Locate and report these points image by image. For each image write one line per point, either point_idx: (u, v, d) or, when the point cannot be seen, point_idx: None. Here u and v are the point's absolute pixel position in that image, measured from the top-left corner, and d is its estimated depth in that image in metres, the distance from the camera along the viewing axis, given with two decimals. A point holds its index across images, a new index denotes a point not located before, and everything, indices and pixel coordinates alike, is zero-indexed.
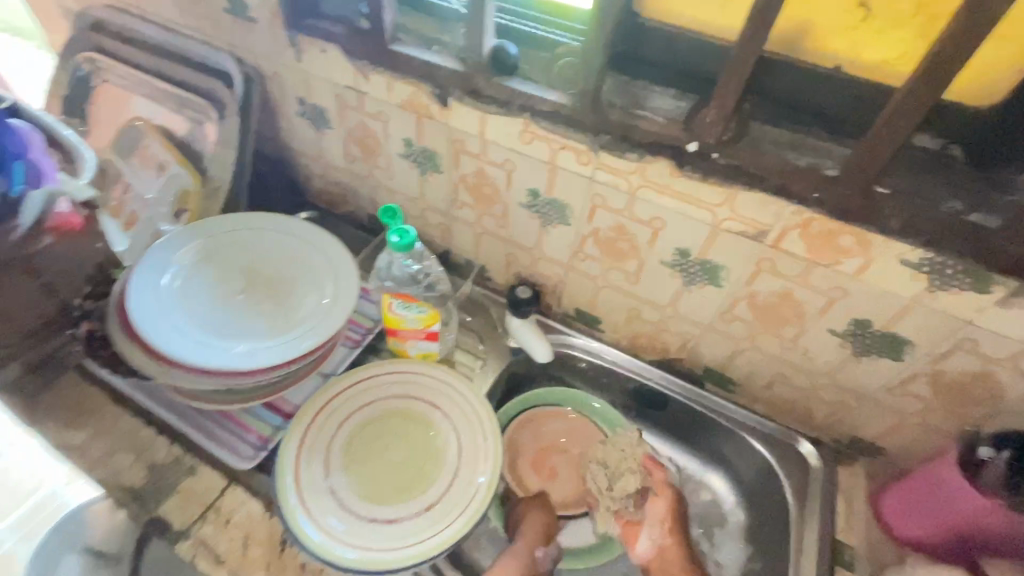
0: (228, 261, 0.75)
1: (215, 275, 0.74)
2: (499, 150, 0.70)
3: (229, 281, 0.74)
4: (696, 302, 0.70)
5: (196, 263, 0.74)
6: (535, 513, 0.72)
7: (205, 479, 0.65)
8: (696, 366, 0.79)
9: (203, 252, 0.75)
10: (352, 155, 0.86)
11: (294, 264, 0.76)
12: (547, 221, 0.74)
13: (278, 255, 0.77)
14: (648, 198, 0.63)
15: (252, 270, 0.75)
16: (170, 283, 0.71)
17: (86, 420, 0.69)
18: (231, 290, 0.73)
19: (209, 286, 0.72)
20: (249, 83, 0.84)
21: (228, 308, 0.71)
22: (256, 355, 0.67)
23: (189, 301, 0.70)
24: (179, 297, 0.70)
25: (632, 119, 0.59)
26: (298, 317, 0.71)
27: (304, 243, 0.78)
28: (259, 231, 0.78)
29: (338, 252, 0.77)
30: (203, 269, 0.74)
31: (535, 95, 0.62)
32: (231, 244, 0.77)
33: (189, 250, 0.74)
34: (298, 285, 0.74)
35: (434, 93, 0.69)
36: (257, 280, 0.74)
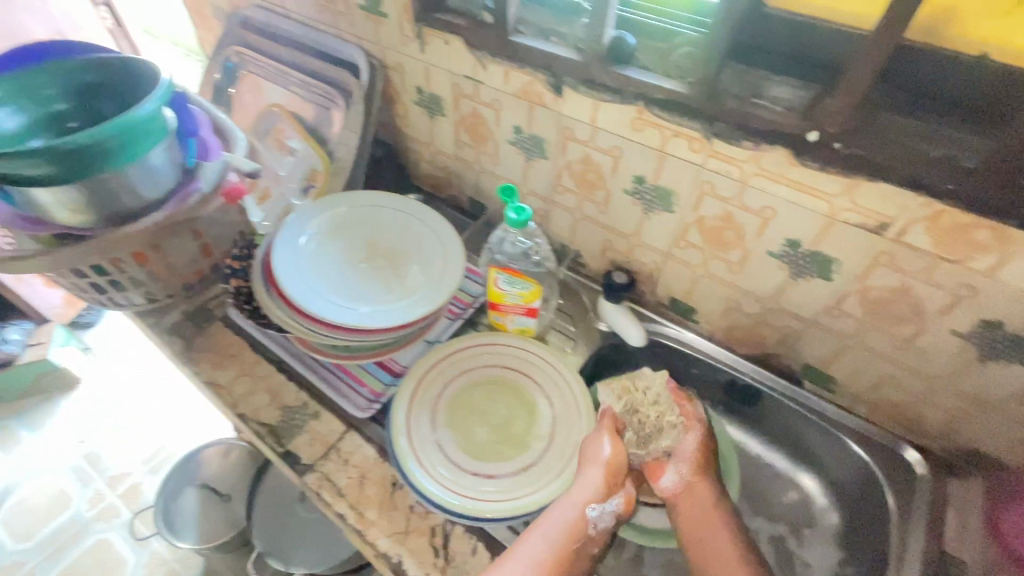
0: (352, 234, 0.84)
1: (341, 245, 0.82)
2: (608, 137, 0.73)
3: (353, 251, 0.82)
4: (801, 295, 0.70)
5: (326, 232, 0.83)
6: (592, 450, 0.66)
7: (328, 422, 0.74)
8: (795, 363, 0.78)
9: (331, 224, 0.84)
10: (462, 142, 0.92)
11: (408, 239, 0.84)
12: (649, 208, 0.76)
13: (394, 230, 0.85)
14: (761, 187, 0.64)
15: (372, 243, 0.83)
16: (306, 248, 0.80)
17: (230, 362, 0.80)
18: (354, 259, 0.81)
19: (336, 253, 0.81)
20: (373, 72, 0.92)
21: (352, 274, 0.79)
22: (378, 315, 0.74)
23: (321, 265, 0.79)
24: (313, 260, 0.79)
25: (751, 107, 0.60)
26: (413, 286, 0.79)
27: (417, 221, 0.85)
28: (378, 208, 0.86)
29: (447, 231, 0.83)
30: (332, 239, 0.83)
31: (651, 83, 0.64)
32: (355, 218, 0.85)
33: (320, 221, 0.84)
34: (412, 258, 0.82)
35: (550, 82, 0.73)
36: (376, 252, 0.82)
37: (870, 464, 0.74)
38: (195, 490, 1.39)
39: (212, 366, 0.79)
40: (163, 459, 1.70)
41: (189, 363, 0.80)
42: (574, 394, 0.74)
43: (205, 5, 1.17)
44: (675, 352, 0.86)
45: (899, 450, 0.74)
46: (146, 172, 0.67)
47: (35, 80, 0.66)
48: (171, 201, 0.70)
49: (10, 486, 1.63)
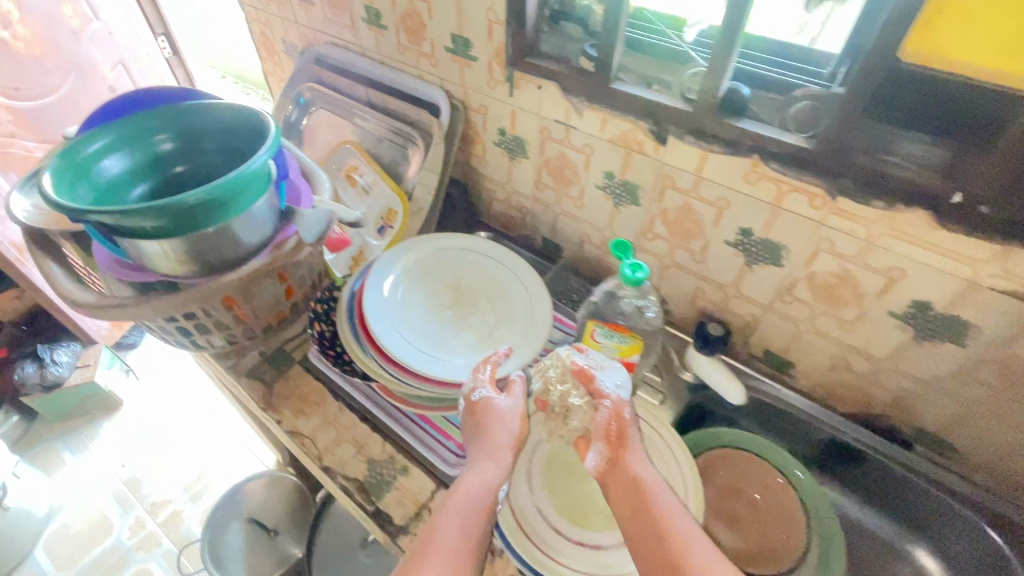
0: (436, 278, 0.82)
1: (426, 289, 0.81)
2: (713, 188, 0.70)
3: (438, 296, 0.80)
4: (924, 358, 0.66)
5: (411, 277, 0.81)
6: (497, 418, 0.63)
7: (419, 479, 0.71)
8: (908, 427, 0.74)
9: (414, 268, 0.82)
10: (543, 184, 0.91)
11: (492, 282, 0.82)
12: (753, 260, 0.73)
13: (476, 274, 0.83)
14: (891, 247, 0.60)
15: (456, 287, 0.82)
16: (394, 296, 0.78)
17: (312, 411, 0.78)
18: (441, 305, 0.79)
19: (422, 300, 0.79)
20: (455, 113, 0.91)
21: (440, 321, 0.78)
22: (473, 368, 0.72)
23: (410, 313, 0.77)
24: (403, 309, 0.77)
25: (886, 166, 0.57)
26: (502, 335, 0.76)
27: (499, 263, 0.83)
28: (459, 250, 0.85)
29: (530, 274, 0.81)
30: (417, 283, 0.81)
31: (771, 137, 0.62)
32: (437, 262, 0.84)
33: (403, 266, 0.82)
34: (496, 302, 0.80)
35: (652, 131, 0.71)
36: (462, 296, 0.81)
37: (999, 543, 0.69)
38: (241, 523, 1.37)
39: (294, 415, 0.77)
40: (204, 486, 1.68)
41: (270, 411, 0.78)
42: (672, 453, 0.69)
43: (277, 40, 1.18)
44: (765, 406, 0.82)
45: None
46: (248, 222, 0.65)
47: (147, 124, 0.67)
48: (267, 247, 0.68)
49: (52, 510, 1.61)
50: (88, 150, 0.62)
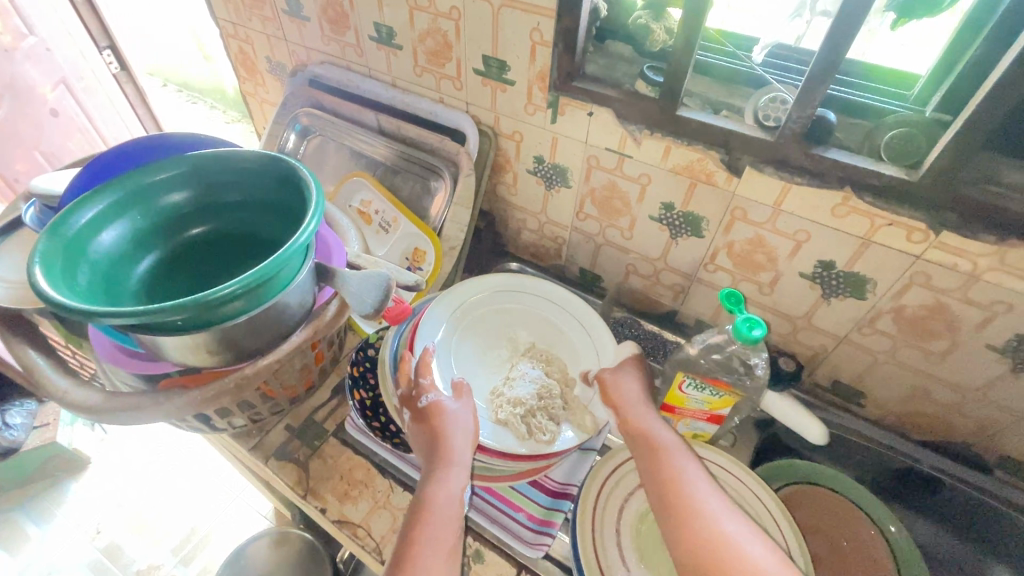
0: (489, 325, 0.75)
1: (480, 343, 0.73)
2: (793, 221, 0.65)
3: (493, 347, 0.73)
4: (1019, 389, 0.63)
5: (464, 328, 0.74)
6: (447, 417, 0.60)
7: (496, 564, 0.64)
8: (990, 452, 0.72)
9: (461, 319, 0.74)
10: (586, 214, 0.84)
11: (552, 328, 0.75)
12: (831, 292, 0.69)
13: (531, 318, 0.76)
14: (997, 281, 0.57)
15: (512, 335, 0.75)
16: (449, 351, 0.70)
17: (359, 493, 0.68)
18: (499, 357, 0.72)
19: (477, 352, 0.72)
20: (485, 140, 0.83)
21: (500, 376, 0.70)
22: (542, 430, 0.64)
23: (468, 371, 0.70)
24: (459, 365, 0.69)
25: (1000, 199, 0.53)
26: (571, 387, 0.69)
27: (556, 305, 0.77)
28: (511, 291, 0.78)
29: (594, 318, 0.75)
30: (469, 334, 0.73)
31: (867, 168, 0.57)
32: (489, 306, 0.76)
33: (454, 315, 0.74)
34: (559, 350, 0.73)
35: (724, 160, 0.66)
36: (520, 345, 0.74)
37: None
38: None
39: (340, 500, 0.68)
40: (194, 545, 1.52)
41: (310, 498, 0.68)
42: (768, 508, 0.64)
43: (261, 59, 1.05)
44: (835, 438, 0.79)
45: None
46: (294, 295, 0.55)
47: (146, 179, 0.55)
48: (307, 319, 0.59)
49: None
50: (81, 221, 0.50)
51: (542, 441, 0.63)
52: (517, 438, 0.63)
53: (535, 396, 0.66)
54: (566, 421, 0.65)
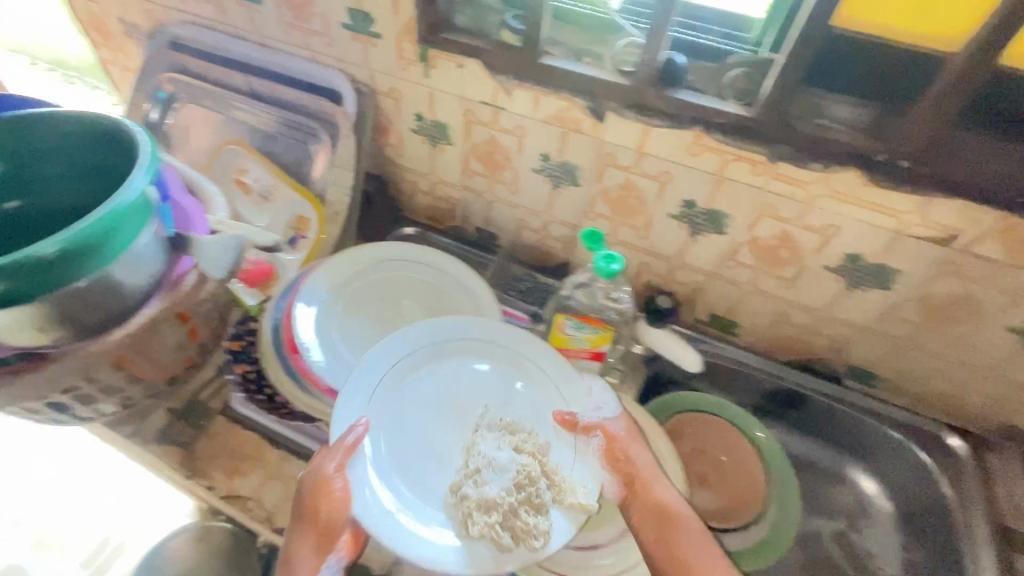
0: (427, 391, 0.64)
1: (426, 421, 0.62)
2: (656, 163, 0.69)
3: (434, 422, 0.62)
4: (856, 304, 0.70)
5: (392, 413, 0.61)
6: (322, 490, 0.55)
7: None
8: (840, 364, 0.79)
9: (393, 389, 0.62)
10: (472, 170, 0.84)
11: (493, 380, 0.66)
12: (697, 230, 0.73)
13: (465, 372, 0.66)
14: (826, 206, 0.63)
15: (455, 402, 0.64)
16: (380, 456, 0.58)
17: (249, 467, 0.67)
18: (445, 437, 0.62)
19: (416, 442, 0.61)
20: (362, 99, 0.81)
21: (457, 462, 0.60)
22: (531, 531, 0.55)
23: (419, 460, 0.60)
24: (402, 470, 0.59)
25: (821, 129, 0.59)
26: (551, 461, 0.60)
27: (499, 343, 0.67)
28: (433, 344, 0.65)
29: (544, 351, 0.67)
30: (402, 412, 0.62)
31: (711, 107, 0.61)
32: (412, 372, 0.64)
33: (382, 390, 0.62)
34: (511, 410, 0.64)
35: (589, 108, 0.68)
36: (467, 415, 0.63)
37: (929, 462, 0.75)
38: None
39: (228, 475, 0.66)
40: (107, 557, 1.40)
41: (197, 476, 0.66)
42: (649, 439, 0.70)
43: (116, 21, 0.96)
44: (713, 366, 0.84)
45: (943, 436, 0.76)
46: (134, 266, 0.54)
47: None
48: (160, 288, 0.59)
49: None
50: None
51: (535, 547, 0.54)
52: (496, 552, 0.54)
53: (508, 491, 0.57)
54: (554, 507, 0.57)
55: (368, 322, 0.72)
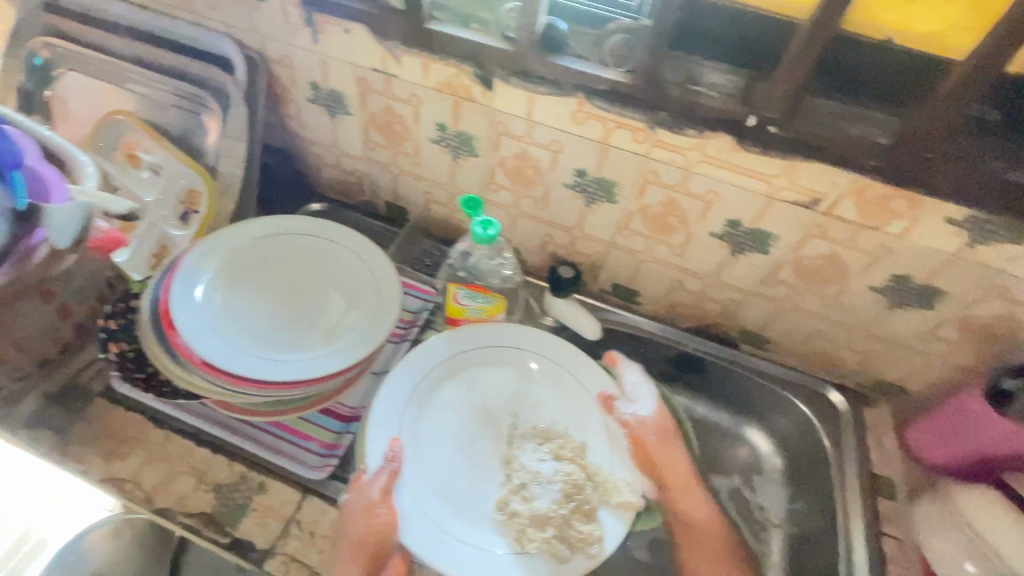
0: (454, 406, 0.67)
1: (459, 437, 0.65)
2: (545, 131, 0.69)
3: (467, 438, 0.66)
4: (740, 269, 0.73)
5: (427, 434, 0.64)
6: (370, 514, 0.57)
7: (279, 493, 0.63)
8: (733, 329, 0.83)
9: (422, 405, 0.66)
10: (373, 142, 0.83)
11: (520, 391, 0.70)
12: (591, 200, 0.75)
13: (492, 386, 0.70)
14: (704, 172, 0.65)
15: (484, 414, 0.68)
16: (422, 478, 0.61)
17: (129, 449, 0.65)
18: (482, 450, 0.65)
19: (453, 461, 0.64)
20: (253, 67, 0.78)
21: (499, 477, 0.63)
22: (587, 539, 0.58)
23: (461, 475, 0.63)
24: (446, 491, 0.61)
25: (694, 95, 0.60)
26: (594, 468, 0.64)
27: (523, 352, 0.71)
28: (457, 360, 0.69)
29: (569, 355, 0.71)
30: (438, 427, 0.66)
31: (590, 73, 0.62)
32: (437, 391, 0.67)
33: (416, 405, 0.65)
34: (541, 418, 0.68)
35: (477, 75, 0.67)
36: (500, 427, 0.67)
37: (811, 418, 0.81)
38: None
39: (106, 458, 0.64)
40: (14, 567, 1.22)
41: (72, 460, 0.63)
42: None
43: None
44: (619, 335, 0.87)
45: (824, 392, 0.82)
46: None
47: None
48: (7, 260, 0.57)
49: None
50: None
51: (591, 554, 0.57)
52: (555, 565, 0.57)
53: (558, 505, 0.61)
54: (603, 509, 0.60)
55: (255, 293, 0.70)
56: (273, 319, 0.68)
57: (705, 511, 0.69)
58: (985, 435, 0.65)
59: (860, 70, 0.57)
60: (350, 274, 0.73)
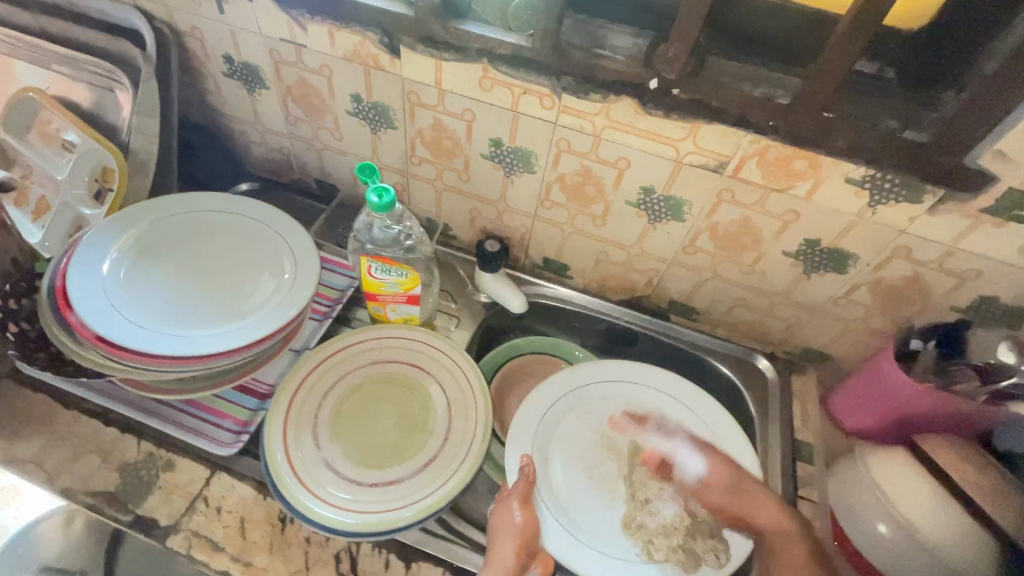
0: (579, 427, 0.69)
1: (584, 456, 0.68)
2: (457, 100, 0.68)
3: (592, 454, 0.68)
4: (661, 238, 0.73)
5: (558, 459, 0.67)
6: (507, 517, 0.61)
7: (188, 470, 0.63)
8: (662, 301, 0.83)
9: (547, 426, 0.69)
10: (294, 116, 0.81)
11: (639, 418, 0.71)
12: (510, 170, 0.73)
13: (610, 412, 0.71)
14: (613, 138, 0.64)
15: (608, 437, 0.69)
16: (557, 502, 0.63)
17: (34, 430, 0.64)
18: (608, 470, 0.67)
19: (583, 478, 0.66)
20: (163, 40, 0.76)
21: (626, 494, 0.65)
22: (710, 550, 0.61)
23: (593, 491, 0.65)
24: (578, 516, 0.63)
25: (595, 58, 0.59)
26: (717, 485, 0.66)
27: (637, 383, 0.73)
28: (578, 389, 0.71)
29: (682, 387, 0.73)
30: (568, 446, 0.68)
31: (491, 37, 0.61)
32: (563, 419, 0.69)
33: (541, 425, 0.68)
34: (661, 445, 0.69)
35: (383, 42, 0.66)
36: (622, 453, 0.68)
37: (739, 387, 0.81)
38: None
39: (9, 440, 0.63)
40: None
41: None
42: (467, 378, 0.70)
43: None
44: (552, 309, 0.87)
45: (753, 360, 0.82)
46: None
47: None
48: None
49: None
50: None
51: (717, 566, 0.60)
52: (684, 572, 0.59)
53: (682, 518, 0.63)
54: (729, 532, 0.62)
55: (174, 275, 0.68)
56: (191, 297, 0.67)
57: (795, 552, 0.60)
58: (898, 396, 0.65)
59: (755, 29, 0.58)
60: (269, 247, 0.73)
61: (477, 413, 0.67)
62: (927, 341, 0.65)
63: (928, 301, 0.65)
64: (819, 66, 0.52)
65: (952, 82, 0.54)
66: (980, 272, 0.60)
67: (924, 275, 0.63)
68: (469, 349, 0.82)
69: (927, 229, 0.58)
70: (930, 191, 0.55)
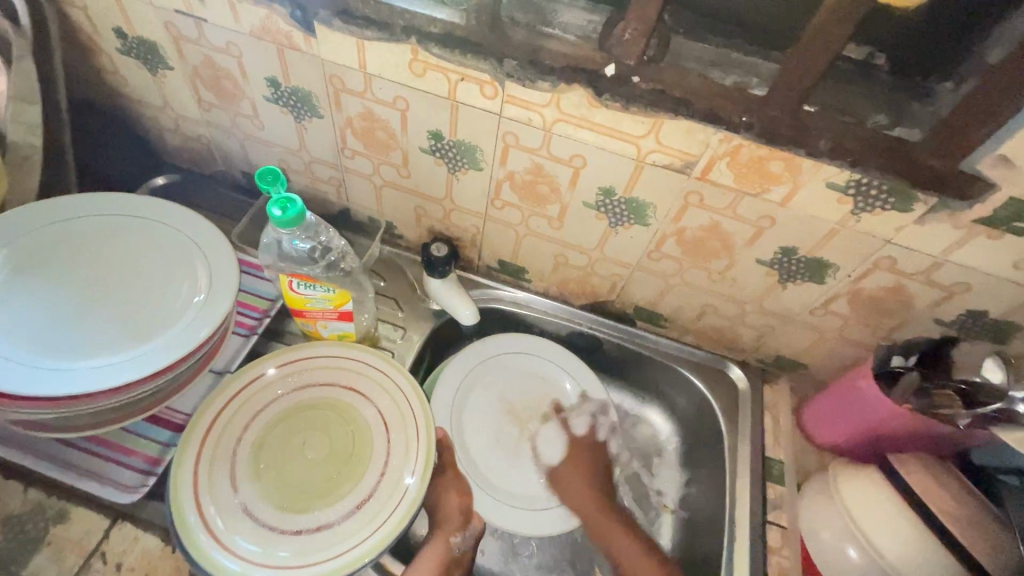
0: (485, 405, 0.74)
1: (492, 430, 0.73)
2: (386, 86, 0.58)
3: (499, 429, 0.73)
4: (624, 243, 0.65)
5: (470, 435, 0.72)
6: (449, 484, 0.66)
7: (83, 521, 0.56)
8: (628, 306, 0.76)
9: (456, 407, 0.72)
10: (206, 102, 0.70)
11: (542, 387, 0.76)
12: (454, 166, 0.64)
13: (509, 386, 0.76)
14: (565, 133, 0.55)
15: (512, 410, 0.75)
16: (478, 471, 0.69)
17: None
18: (517, 439, 0.73)
19: (496, 449, 0.72)
20: (37, 10, 0.64)
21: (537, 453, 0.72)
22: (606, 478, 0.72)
23: (508, 458, 0.71)
24: (493, 478, 0.69)
25: (540, 38, 0.51)
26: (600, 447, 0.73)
27: (543, 357, 0.78)
28: (482, 364, 0.76)
29: (574, 358, 0.78)
30: (477, 422, 0.73)
31: (419, 13, 0.52)
32: (469, 396, 0.74)
33: (452, 408, 0.72)
34: (560, 409, 0.75)
35: (294, 16, 0.55)
36: (523, 417, 0.74)
37: (709, 398, 0.75)
38: None
39: None
40: None
41: None
42: (410, 407, 0.62)
43: None
44: (509, 315, 0.80)
45: (725, 369, 0.76)
46: None
47: None
48: None
49: None
50: None
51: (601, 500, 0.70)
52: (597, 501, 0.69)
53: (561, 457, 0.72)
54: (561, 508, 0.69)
55: (63, 293, 0.59)
56: (74, 321, 0.57)
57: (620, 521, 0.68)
58: (873, 415, 0.62)
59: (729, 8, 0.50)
60: (176, 256, 0.63)
61: (416, 451, 0.60)
62: (908, 357, 0.62)
63: (911, 313, 0.59)
64: (797, 51, 0.44)
65: (951, 70, 0.48)
66: (969, 286, 0.54)
67: (908, 287, 0.57)
68: (416, 363, 0.75)
69: (915, 239, 0.52)
70: (922, 200, 0.49)
